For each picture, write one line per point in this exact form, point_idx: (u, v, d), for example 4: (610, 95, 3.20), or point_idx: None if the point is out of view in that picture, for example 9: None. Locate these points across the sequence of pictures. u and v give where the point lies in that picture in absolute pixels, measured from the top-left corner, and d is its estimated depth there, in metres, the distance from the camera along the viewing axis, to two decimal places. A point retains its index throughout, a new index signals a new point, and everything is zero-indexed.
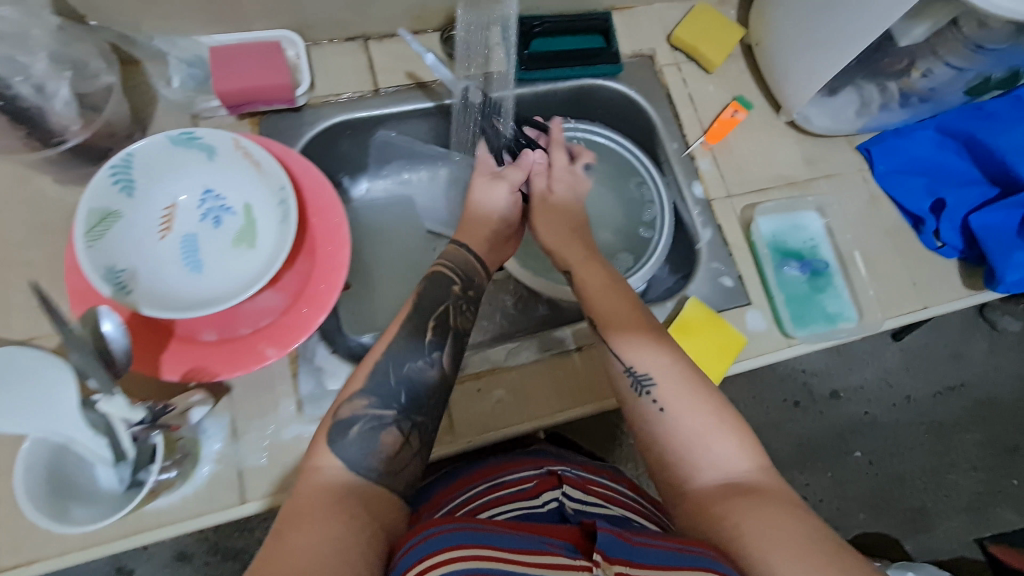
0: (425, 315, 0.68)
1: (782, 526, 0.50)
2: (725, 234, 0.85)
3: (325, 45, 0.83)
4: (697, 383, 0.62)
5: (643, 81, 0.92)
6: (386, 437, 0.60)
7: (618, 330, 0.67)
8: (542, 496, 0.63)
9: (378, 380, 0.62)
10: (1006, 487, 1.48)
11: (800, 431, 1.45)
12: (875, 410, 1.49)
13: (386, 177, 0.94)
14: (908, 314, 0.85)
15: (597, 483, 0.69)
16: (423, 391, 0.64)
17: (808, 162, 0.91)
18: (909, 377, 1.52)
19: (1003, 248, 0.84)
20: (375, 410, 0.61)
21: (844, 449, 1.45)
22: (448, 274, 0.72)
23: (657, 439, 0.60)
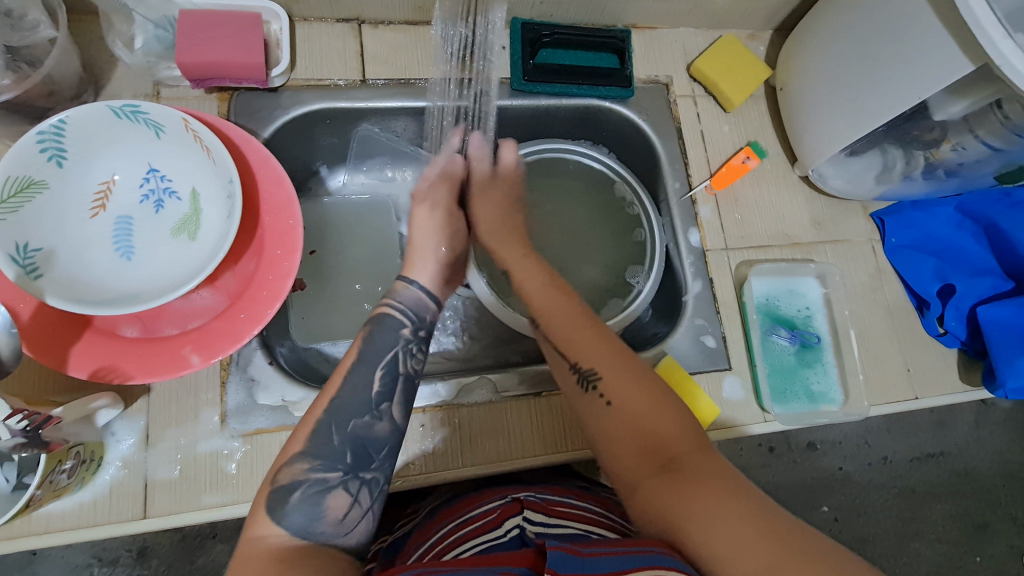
0: (371, 365, 0.59)
1: (727, 502, 0.48)
2: (715, 290, 0.80)
3: (315, 23, 0.77)
4: (637, 370, 0.59)
5: (654, 110, 0.85)
6: (333, 500, 0.53)
7: (555, 322, 0.63)
8: (505, 523, 0.59)
9: (319, 442, 0.55)
10: (969, 563, 1.44)
11: (769, 478, 1.40)
12: (850, 466, 1.44)
13: (366, 173, 0.87)
14: (897, 402, 0.79)
15: (563, 504, 0.65)
16: (372, 448, 0.57)
17: (815, 224, 0.85)
18: (889, 440, 1.47)
19: (1008, 349, 0.78)
20: (319, 472, 0.54)
21: (811, 502, 1.40)
22: (396, 316, 0.63)
23: (602, 434, 0.57)
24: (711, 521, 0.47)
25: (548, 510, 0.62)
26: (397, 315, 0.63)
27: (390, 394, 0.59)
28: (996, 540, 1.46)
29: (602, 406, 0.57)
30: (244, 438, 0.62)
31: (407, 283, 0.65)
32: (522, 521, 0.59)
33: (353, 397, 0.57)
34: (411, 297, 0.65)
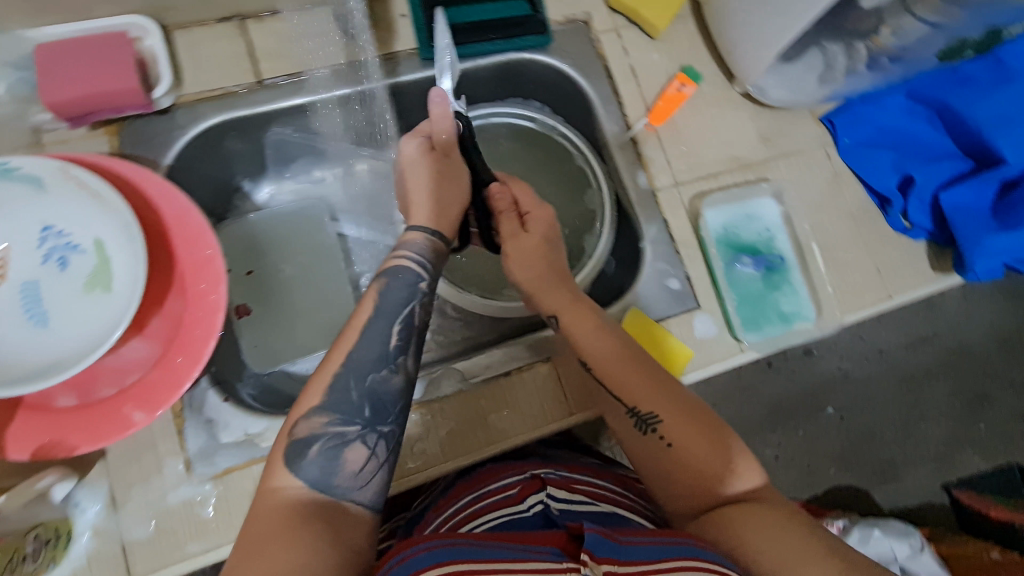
0: (388, 319, 0.58)
1: (794, 529, 0.50)
2: (671, 229, 0.77)
3: (194, 28, 0.70)
4: (703, 410, 0.59)
5: (577, 52, 0.80)
6: (351, 454, 0.52)
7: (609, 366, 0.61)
8: (528, 499, 0.59)
9: (337, 395, 0.53)
10: (974, 432, 1.48)
11: (773, 393, 1.41)
12: (850, 366, 1.44)
13: (293, 179, 0.83)
14: (871, 305, 0.78)
15: (583, 482, 0.64)
16: (389, 402, 0.55)
17: (764, 140, 0.81)
18: (882, 332, 1.47)
19: (973, 231, 0.77)
20: (335, 426, 0.53)
21: (817, 406, 1.42)
22: (411, 267, 0.61)
23: (665, 473, 0.57)
24: (769, 539, 0.49)
25: (571, 487, 0.62)
26: (413, 267, 0.61)
27: (405, 346, 0.58)
28: (996, 406, 1.50)
29: (663, 448, 0.58)
30: (215, 480, 0.60)
31: (417, 234, 0.63)
32: (545, 498, 0.59)
33: (369, 351, 0.56)
34: (421, 246, 0.63)
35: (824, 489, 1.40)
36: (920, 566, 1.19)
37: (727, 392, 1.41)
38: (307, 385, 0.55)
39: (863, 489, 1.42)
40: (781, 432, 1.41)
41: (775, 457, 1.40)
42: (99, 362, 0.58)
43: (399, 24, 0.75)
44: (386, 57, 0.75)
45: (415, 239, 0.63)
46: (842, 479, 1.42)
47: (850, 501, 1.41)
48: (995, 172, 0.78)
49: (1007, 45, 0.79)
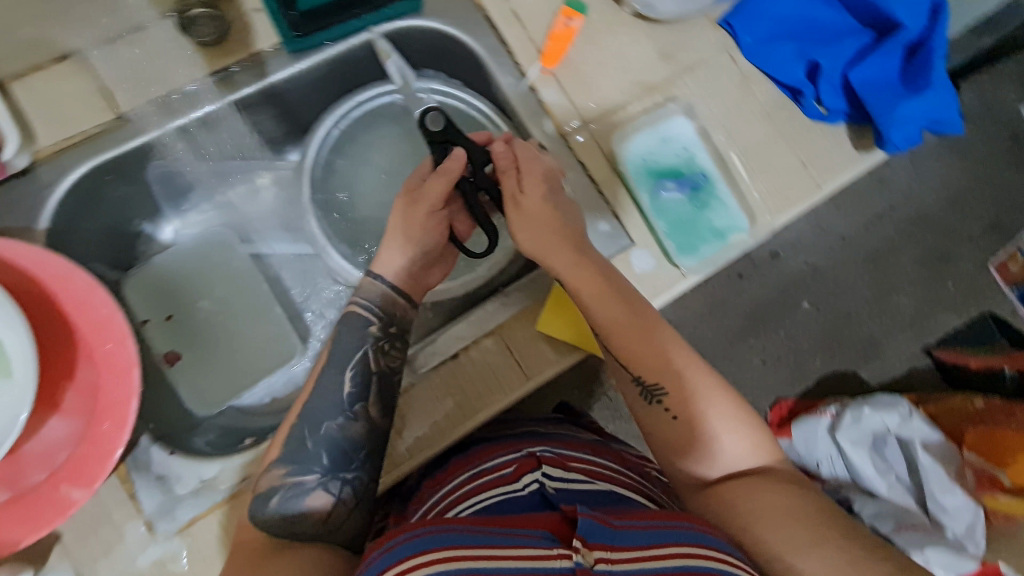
0: (341, 366, 0.63)
1: (801, 515, 0.51)
2: (589, 171, 0.74)
3: (35, 75, 0.65)
4: (713, 386, 0.60)
5: (454, 8, 0.75)
6: (314, 501, 0.57)
7: (620, 339, 0.62)
8: (523, 478, 0.59)
9: (293, 447, 0.59)
10: (944, 291, 1.49)
11: (746, 301, 1.43)
12: (815, 258, 1.46)
13: (193, 211, 0.79)
14: (803, 200, 0.77)
15: (577, 459, 0.65)
16: (349, 450, 0.60)
17: (664, 57, 0.78)
18: (841, 218, 1.49)
19: (885, 102, 0.76)
20: (295, 476, 0.58)
21: (791, 303, 1.44)
22: (362, 315, 0.65)
23: (669, 440, 0.60)
24: (775, 525, 0.51)
25: (566, 464, 0.62)
26: (363, 313, 0.65)
27: (364, 393, 0.62)
28: (963, 263, 1.51)
29: (669, 420, 0.60)
30: (181, 534, 0.58)
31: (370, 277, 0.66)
32: (539, 477, 0.58)
33: (325, 401, 0.61)
34: (377, 293, 0.66)
35: (813, 379, 1.43)
36: (912, 432, 1.16)
37: (704, 310, 1.42)
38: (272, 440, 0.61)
39: (849, 370, 1.44)
40: (763, 337, 1.44)
41: (762, 361, 1.42)
42: (22, 451, 0.55)
43: (254, 19, 0.69)
44: (249, 60, 0.69)
45: (366, 285, 0.66)
46: (829, 366, 1.44)
47: (837, 384, 1.44)
48: (899, 38, 0.78)
49: None
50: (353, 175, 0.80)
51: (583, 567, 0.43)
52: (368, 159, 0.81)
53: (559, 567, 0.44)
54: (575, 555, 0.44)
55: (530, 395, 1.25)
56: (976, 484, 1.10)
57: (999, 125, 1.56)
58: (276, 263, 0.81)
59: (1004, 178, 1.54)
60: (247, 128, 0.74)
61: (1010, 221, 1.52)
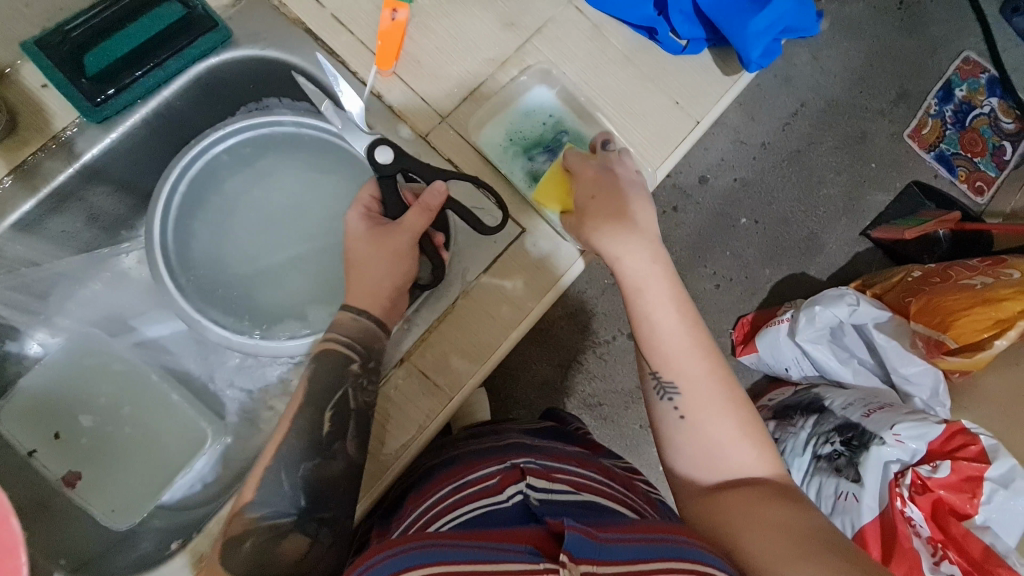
0: (318, 406, 0.60)
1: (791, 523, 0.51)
2: (460, 166, 0.70)
3: None
4: (732, 405, 0.58)
5: (268, 26, 0.68)
6: (288, 544, 0.55)
7: (648, 343, 0.59)
8: (507, 489, 0.54)
9: (269, 488, 0.56)
10: (868, 172, 1.49)
11: (688, 232, 1.42)
12: (742, 172, 1.46)
13: (55, 317, 0.71)
14: (683, 141, 0.74)
15: (563, 470, 0.60)
16: (326, 488, 0.57)
17: (507, 26, 0.74)
18: (758, 126, 1.48)
19: (738, 20, 0.73)
20: (272, 518, 0.56)
21: (730, 222, 1.43)
22: (345, 351, 0.61)
23: (670, 438, 0.59)
24: (778, 553, 0.49)
25: (551, 476, 0.57)
26: (344, 350, 0.61)
27: (341, 430, 0.59)
28: (881, 139, 1.51)
29: (676, 419, 0.58)
30: None
31: (351, 314, 0.62)
32: (523, 488, 0.54)
33: (299, 441, 0.58)
34: (355, 327, 0.61)
35: (767, 290, 1.42)
36: (862, 319, 1.12)
37: None
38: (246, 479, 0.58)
39: (799, 272, 1.44)
40: (711, 261, 1.42)
41: (715, 286, 1.41)
42: None
43: (47, 98, 0.62)
44: (53, 144, 0.62)
45: (343, 321, 0.61)
46: (780, 274, 1.43)
47: (789, 287, 1.43)
48: None
49: None
50: (220, 236, 0.75)
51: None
52: (232, 213, 0.76)
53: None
54: (561, 570, 0.41)
55: (497, 383, 1.22)
56: (927, 352, 1.05)
57: None
58: (166, 344, 0.76)
59: (900, 49, 1.54)
60: (83, 216, 0.68)
61: (915, 89, 1.52)
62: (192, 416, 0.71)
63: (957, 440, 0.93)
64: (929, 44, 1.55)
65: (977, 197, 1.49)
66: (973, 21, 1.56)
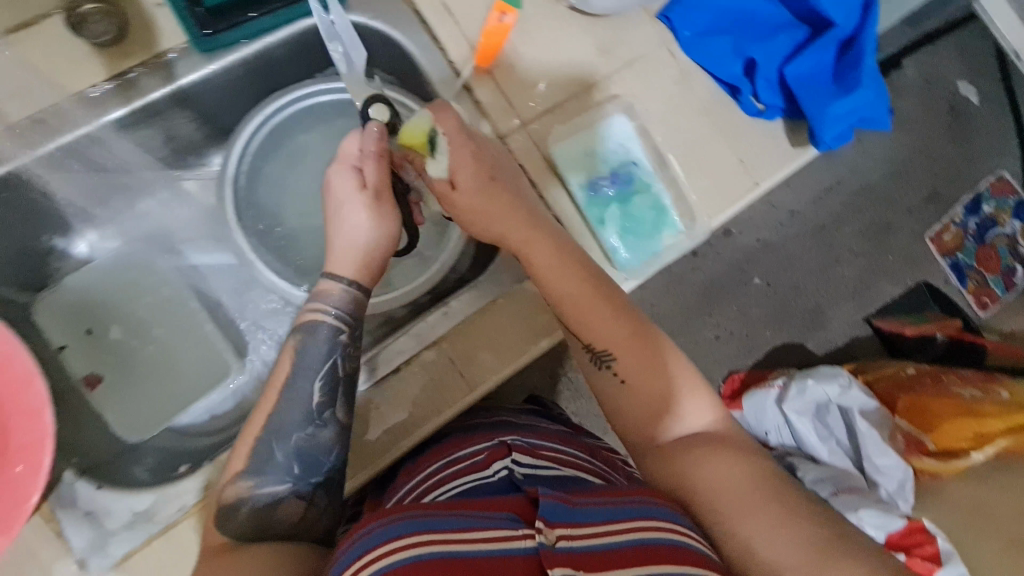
0: (309, 377, 0.59)
1: (734, 466, 0.55)
2: (531, 174, 0.73)
3: None
4: (665, 366, 0.60)
5: (381, 1, 0.71)
6: (284, 509, 0.56)
7: (573, 315, 0.60)
8: (494, 464, 0.56)
9: (260, 458, 0.57)
10: (884, 263, 1.53)
11: (701, 278, 1.45)
12: (765, 234, 1.49)
13: (109, 225, 0.74)
14: (739, 200, 0.76)
15: (549, 449, 0.62)
16: (321, 455, 0.58)
17: (602, 52, 0.76)
18: (791, 194, 1.51)
19: (819, 101, 0.77)
20: (264, 487, 0.56)
21: (742, 279, 1.47)
22: (330, 323, 0.61)
23: (616, 407, 0.61)
24: (728, 492, 0.53)
25: (535, 452, 0.60)
26: (330, 322, 0.61)
27: (332, 400, 0.60)
28: (903, 235, 1.55)
29: (618, 385, 0.60)
30: (115, 569, 0.57)
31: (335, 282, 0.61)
32: (509, 463, 0.56)
33: (293, 412, 0.58)
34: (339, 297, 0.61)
35: (762, 352, 1.46)
36: (849, 401, 1.17)
37: (660, 287, 1.43)
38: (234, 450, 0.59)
39: (797, 342, 1.48)
40: (717, 312, 1.46)
41: (714, 337, 1.44)
42: None
43: (158, 17, 0.64)
44: (153, 62, 0.63)
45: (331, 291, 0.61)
46: (779, 339, 1.47)
47: (785, 354, 1.47)
48: (832, 35, 0.78)
49: None
50: (282, 183, 0.77)
51: (546, 549, 0.43)
52: (299, 163, 0.78)
53: (524, 550, 0.43)
54: (537, 536, 0.44)
55: None
56: (906, 449, 1.11)
57: (940, 99, 1.58)
58: (206, 275, 0.76)
59: (941, 153, 1.58)
60: (160, 137, 0.69)
61: (945, 194, 1.57)
62: (219, 349, 0.72)
63: (915, 537, 0.96)
64: (969, 155, 1.59)
65: (979, 310, 1.53)
66: (1015, 142, 1.60)
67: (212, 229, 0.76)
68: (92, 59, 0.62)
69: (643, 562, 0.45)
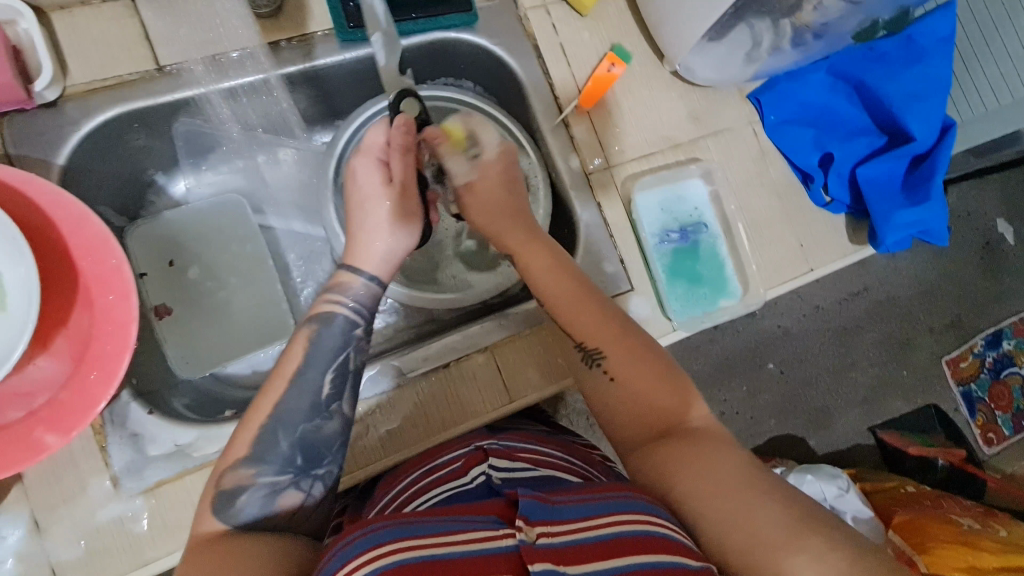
0: (320, 368, 0.56)
1: (720, 457, 0.51)
2: (605, 214, 0.77)
3: (78, 10, 0.63)
4: (647, 359, 0.59)
5: (506, 30, 0.77)
6: (283, 500, 0.52)
7: (561, 305, 0.62)
8: (472, 471, 0.58)
9: (266, 444, 0.53)
10: (898, 377, 1.53)
11: (718, 351, 1.44)
12: (787, 323, 1.49)
13: (211, 171, 0.78)
14: (794, 279, 0.81)
15: (525, 450, 0.63)
16: (322, 446, 0.55)
17: (693, 119, 0.82)
18: (819, 289, 1.51)
19: (886, 206, 0.82)
20: (265, 475, 0.52)
21: (758, 361, 1.47)
22: (346, 314, 0.59)
23: (606, 407, 0.60)
24: (714, 484, 0.49)
25: (512, 455, 0.60)
26: (346, 315, 0.59)
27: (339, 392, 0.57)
28: (919, 354, 1.55)
29: (607, 383, 0.59)
30: (145, 494, 0.59)
31: (353, 274, 0.60)
32: (486, 469, 0.57)
33: (300, 402, 0.55)
34: (359, 290, 0.60)
35: (763, 438, 1.45)
36: (846, 505, 1.17)
37: (675, 351, 1.43)
38: (233, 433, 0.54)
39: (800, 436, 1.47)
40: (726, 389, 1.45)
41: (719, 412, 1.44)
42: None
43: (312, 2, 0.70)
44: (299, 39, 0.69)
45: (351, 284, 0.60)
46: (782, 429, 1.46)
47: (786, 445, 1.46)
48: (908, 149, 0.83)
49: (914, 23, 0.81)
50: None
51: (525, 546, 0.42)
52: None
53: (502, 549, 0.43)
54: (518, 534, 0.43)
55: None
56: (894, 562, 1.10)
57: (975, 232, 1.60)
58: (282, 238, 0.81)
59: (970, 282, 1.59)
60: (282, 104, 0.74)
61: (969, 323, 1.57)
62: (281, 308, 0.75)
63: None
64: (996, 291, 1.60)
65: (985, 446, 1.53)
66: None
67: (305, 197, 0.81)
68: (246, 28, 0.68)
69: (630, 552, 0.44)
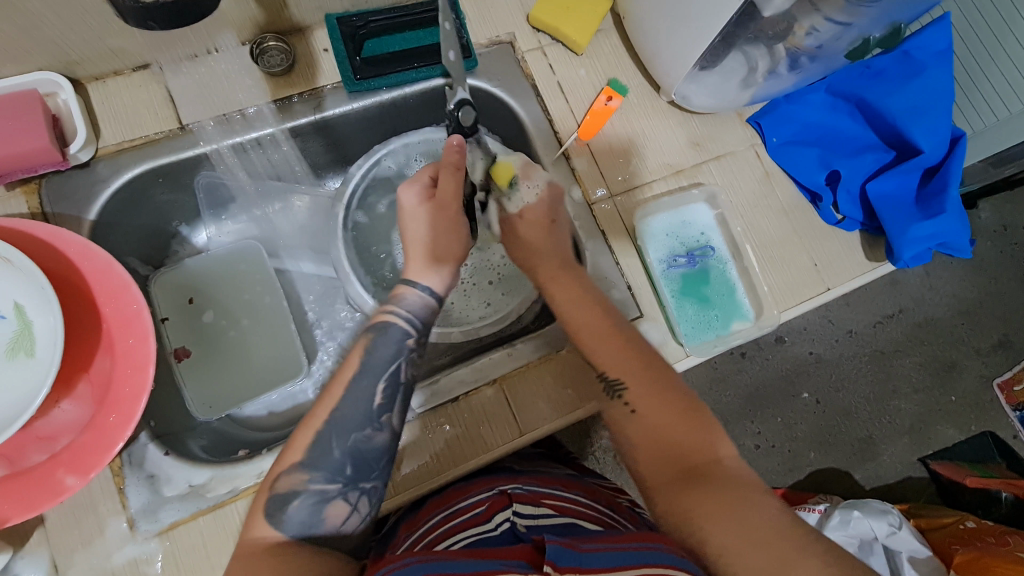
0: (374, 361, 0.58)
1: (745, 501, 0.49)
2: (611, 243, 0.77)
3: (111, 80, 0.69)
4: (669, 398, 0.59)
5: (505, 73, 0.80)
6: (331, 509, 0.53)
7: (589, 340, 0.64)
8: (496, 517, 0.56)
9: (319, 451, 0.54)
10: (946, 404, 1.44)
11: (747, 381, 1.40)
12: (819, 349, 1.43)
13: (233, 221, 0.83)
14: (809, 300, 0.79)
15: (551, 496, 0.62)
16: (377, 442, 0.56)
17: (694, 144, 0.83)
18: (850, 313, 1.45)
19: (900, 221, 0.80)
20: (317, 483, 0.53)
21: (791, 391, 1.40)
22: (399, 322, 0.61)
23: (625, 440, 0.59)
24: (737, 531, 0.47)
25: (538, 500, 0.59)
26: (400, 324, 0.61)
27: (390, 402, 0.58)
28: (966, 377, 1.46)
29: (627, 413, 0.59)
30: (160, 537, 0.60)
31: (411, 288, 0.63)
32: (511, 514, 0.56)
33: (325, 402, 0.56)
34: (415, 302, 0.63)
35: (804, 473, 1.37)
36: (898, 543, 1.10)
37: (703, 384, 1.38)
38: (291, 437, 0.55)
39: (843, 470, 1.38)
40: (759, 421, 1.39)
41: (753, 446, 1.38)
42: (28, 430, 0.58)
43: (321, 59, 0.75)
44: (309, 93, 0.74)
45: (408, 295, 0.63)
46: (823, 463, 1.38)
47: (829, 480, 1.37)
48: (918, 161, 0.82)
49: (910, 38, 0.81)
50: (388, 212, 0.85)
51: None
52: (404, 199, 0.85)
53: None
54: None
55: None
56: None
57: (1016, 247, 1.52)
58: (297, 280, 0.84)
59: (1015, 299, 1.50)
60: (294, 153, 0.78)
61: (1018, 342, 1.48)
62: (294, 351, 0.77)
63: None
64: None
65: None
66: None
67: (317, 239, 0.85)
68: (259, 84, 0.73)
69: None
